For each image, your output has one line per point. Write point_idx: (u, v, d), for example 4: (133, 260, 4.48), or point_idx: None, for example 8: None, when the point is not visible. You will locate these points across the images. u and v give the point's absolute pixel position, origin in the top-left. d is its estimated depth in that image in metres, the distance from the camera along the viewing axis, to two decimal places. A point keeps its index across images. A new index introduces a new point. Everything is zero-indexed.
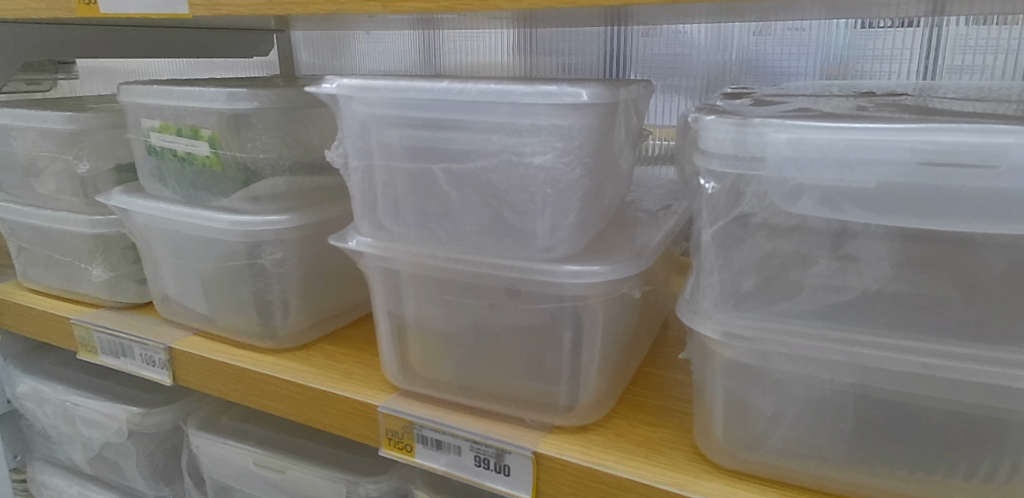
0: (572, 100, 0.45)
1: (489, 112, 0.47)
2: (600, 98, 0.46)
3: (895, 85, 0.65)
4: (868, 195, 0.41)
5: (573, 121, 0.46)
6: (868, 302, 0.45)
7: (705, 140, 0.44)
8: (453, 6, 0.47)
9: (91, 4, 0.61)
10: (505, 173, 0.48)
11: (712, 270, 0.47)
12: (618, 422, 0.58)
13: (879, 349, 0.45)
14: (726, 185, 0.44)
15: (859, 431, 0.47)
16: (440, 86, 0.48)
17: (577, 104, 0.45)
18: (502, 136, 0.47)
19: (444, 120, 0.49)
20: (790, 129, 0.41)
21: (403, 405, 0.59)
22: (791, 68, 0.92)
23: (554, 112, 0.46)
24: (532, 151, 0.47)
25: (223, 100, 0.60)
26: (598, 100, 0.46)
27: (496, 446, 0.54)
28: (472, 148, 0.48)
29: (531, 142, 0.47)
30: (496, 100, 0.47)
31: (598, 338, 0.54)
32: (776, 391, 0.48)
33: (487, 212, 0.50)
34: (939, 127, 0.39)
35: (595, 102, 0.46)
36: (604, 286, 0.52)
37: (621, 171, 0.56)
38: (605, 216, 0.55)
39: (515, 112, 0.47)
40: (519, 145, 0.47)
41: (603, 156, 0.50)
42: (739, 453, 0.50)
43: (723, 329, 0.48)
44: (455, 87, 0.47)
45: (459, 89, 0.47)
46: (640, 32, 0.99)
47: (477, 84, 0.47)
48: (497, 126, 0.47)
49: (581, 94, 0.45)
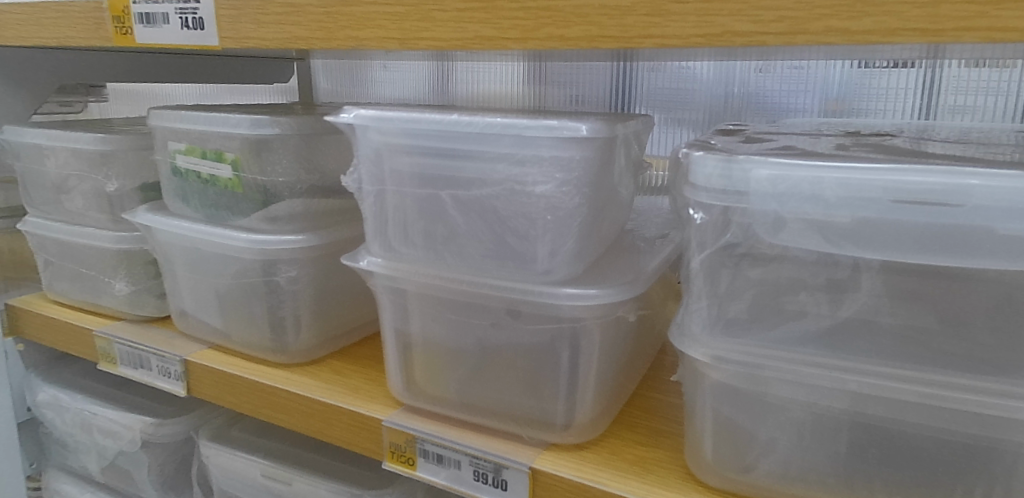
0: (572, 134, 0.48)
1: (495, 143, 0.51)
2: (599, 132, 0.49)
3: (887, 126, 0.68)
4: (846, 228, 0.44)
5: (573, 153, 0.49)
6: (849, 332, 0.47)
7: (694, 174, 0.47)
8: (464, 44, 0.51)
9: (128, 34, 0.65)
10: (508, 200, 0.51)
11: (701, 296, 0.50)
12: (613, 441, 0.60)
13: (859, 374, 0.47)
14: (714, 216, 0.47)
15: (841, 453, 0.49)
16: (450, 118, 0.51)
17: (577, 138, 0.49)
18: (507, 165, 0.51)
19: (451, 150, 0.52)
20: (772, 166, 0.44)
21: (407, 420, 0.62)
22: (791, 104, 0.95)
23: (555, 144, 0.49)
24: (534, 180, 0.50)
25: (247, 126, 0.64)
26: (597, 135, 0.49)
27: (495, 461, 0.57)
28: (478, 177, 0.52)
29: (533, 172, 0.50)
30: (500, 132, 0.50)
31: (595, 359, 0.57)
32: (763, 413, 0.51)
33: (491, 238, 0.53)
34: (910, 167, 0.41)
35: (593, 136, 0.49)
36: (600, 309, 0.55)
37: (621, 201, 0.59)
38: (605, 242, 0.59)
39: (518, 143, 0.50)
40: (522, 174, 0.50)
41: (602, 187, 0.53)
42: (726, 473, 0.53)
43: (711, 352, 0.51)
44: (464, 121, 0.51)
45: (468, 121, 0.51)
46: (645, 67, 1.03)
47: (484, 117, 0.51)
48: (502, 156, 0.51)
49: (580, 128, 0.48)
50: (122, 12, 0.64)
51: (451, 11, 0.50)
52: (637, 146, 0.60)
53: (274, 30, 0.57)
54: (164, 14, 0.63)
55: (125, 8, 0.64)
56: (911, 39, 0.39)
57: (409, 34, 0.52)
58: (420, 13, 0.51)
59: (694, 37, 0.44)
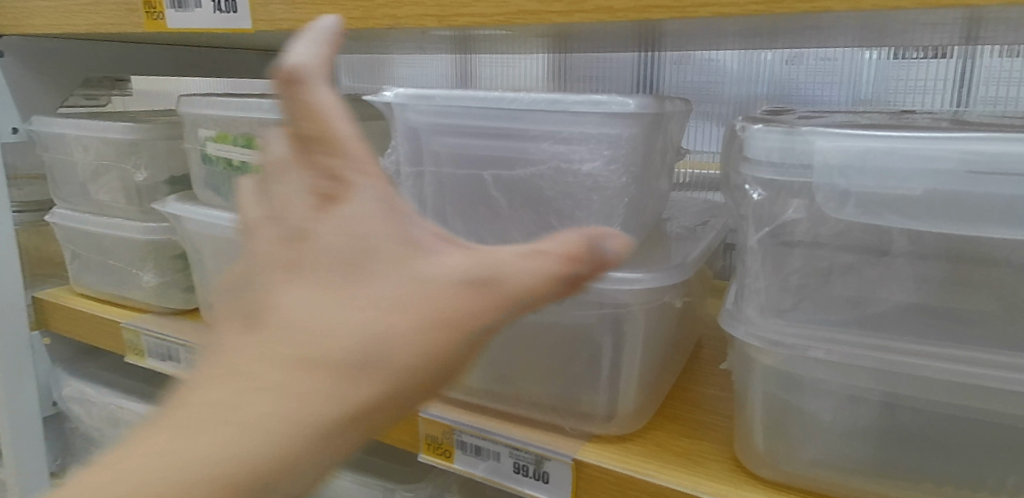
0: (621, 108, 0.47)
1: (540, 120, 0.49)
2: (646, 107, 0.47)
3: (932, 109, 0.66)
4: (915, 202, 0.41)
5: (620, 129, 0.47)
6: (904, 315, 0.46)
7: (751, 148, 0.45)
8: (506, 20, 0.49)
9: (158, 19, 0.63)
10: (553, 180, 0.50)
11: (756, 276, 0.48)
12: (657, 433, 0.58)
13: (921, 357, 0.45)
14: (771, 191, 0.45)
15: (902, 443, 0.47)
16: (493, 94, 0.49)
17: (625, 112, 0.47)
18: (552, 144, 0.49)
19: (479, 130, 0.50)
20: (837, 137, 0.42)
21: (444, 411, 0.60)
22: (823, 97, 0.93)
23: (603, 120, 0.47)
24: (581, 158, 0.49)
25: (279, 110, 0.62)
26: (646, 110, 0.47)
27: (536, 452, 0.55)
28: (521, 156, 0.50)
29: (580, 149, 0.49)
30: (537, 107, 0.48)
31: (639, 346, 0.56)
32: (819, 402, 0.49)
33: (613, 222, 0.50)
34: (983, 136, 0.39)
35: (642, 111, 0.47)
36: (646, 294, 0.54)
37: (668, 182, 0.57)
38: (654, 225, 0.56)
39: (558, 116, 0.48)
40: (569, 152, 0.49)
41: (651, 169, 0.52)
42: (780, 465, 0.51)
43: (766, 337, 0.48)
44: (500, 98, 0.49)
45: (511, 97, 0.49)
46: (672, 59, 1.01)
47: (529, 92, 0.49)
48: (547, 134, 0.49)
49: (628, 103, 0.46)
50: None
51: None
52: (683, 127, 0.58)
53: (309, 11, 0.56)
54: None
55: None
56: None
57: (449, 10, 0.51)
58: None
59: (751, 5, 0.42)
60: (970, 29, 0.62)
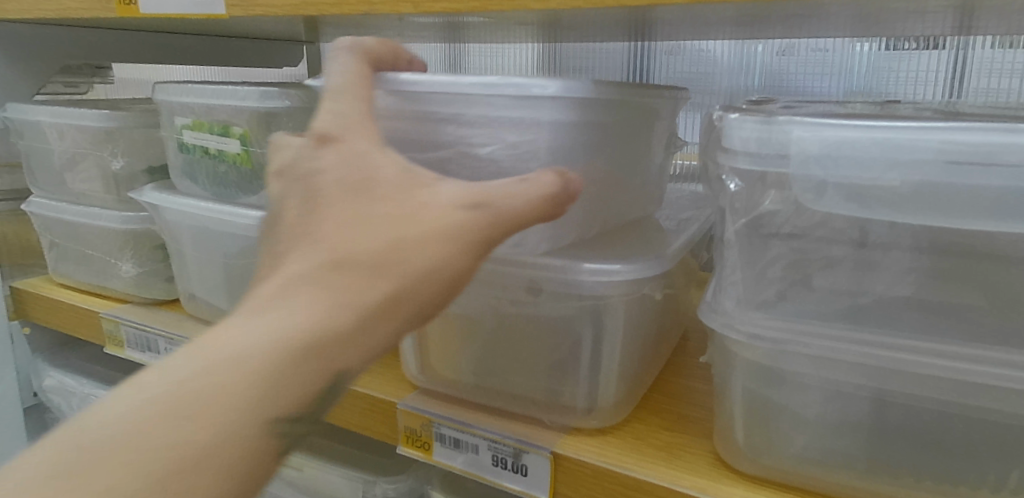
0: (540, 90, 0.47)
1: (451, 104, 0.49)
2: (571, 92, 0.47)
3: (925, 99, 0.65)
4: (890, 193, 0.41)
5: (539, 113, 0.48)
6: (885, 309, 0.46)
7: (729, 138, 0.44)
8: (482, 7, 0.48)
9: (131, 4, 0.61)
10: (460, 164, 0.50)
11: (735, 268, 0.47)
12: (637, 426, 0.58)
13: (903, 352, 0.44)
14: (749, 182, 0.44)
15: (881, 437, 0.46)
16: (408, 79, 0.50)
17: (545, 94, 0.47)
18: (459, 129, 0.49)
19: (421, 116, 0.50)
20: (814, 127, 0.41)
21: (423, 403, 0.60)
22: (815, 87, 0.92)
23: (516, 103, 0.47)
24: (485, 142, 0.49)
25: (257, 99, 0.62)
26: (569, 93, 0.47)
27: (514, 445, 0.55)
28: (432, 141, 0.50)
29: (481, 135, 0.49)
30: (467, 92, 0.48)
31: (618, 338, 0.55)
32: (800, 396, 0.48)
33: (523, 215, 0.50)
34: (963, 126, 0.38)
35: (564, 93, 0.47)
36: (626, 286, 0.53)
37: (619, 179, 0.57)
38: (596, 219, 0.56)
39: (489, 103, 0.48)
40: (474, 138, 0.49)
41: (589, 160, 0.51)
42: (759, 459, 0.50)
43: (745, 330, 0.47)
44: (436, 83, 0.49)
45: (425, 82, 0.49)
46: (662, 49, 1.00)
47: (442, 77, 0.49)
48: (454, 119, 0.49)
49: (550, 85, 0.46)
50: None
51: None
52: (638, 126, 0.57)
53: None
54: None
55: None
56: None
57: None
58: None
59: None
60: (958, 18, 0.61)
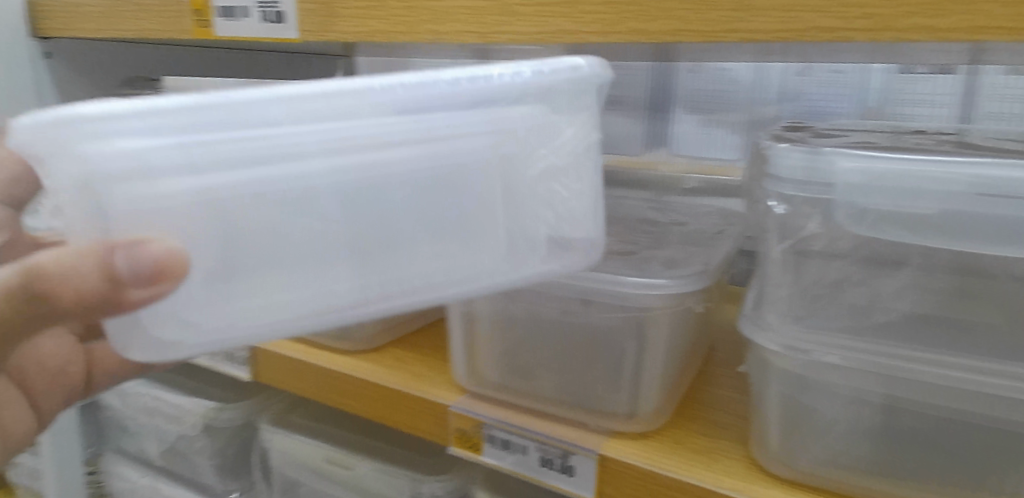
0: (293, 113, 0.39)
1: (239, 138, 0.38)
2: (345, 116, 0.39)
3: (933, 126, 0.67)
4: (925, 219, 0.45)
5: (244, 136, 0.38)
6: (902, 321, 0.51)
7: (777, 166, 0.48)
8: (543, 38, 0.51)
9: (208, 27, 0.66)
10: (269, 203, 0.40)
11: (778, 284, 0.51)
12: (676, 432, 0.61)
13: (931, 365, 0.48)
14: (796, 206, 0.48)
15: (910, 445, 0.50)
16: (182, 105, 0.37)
17: (297, 117, 0.39)
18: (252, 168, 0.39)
19: (127, 208, 0.37)
20: (858, 159, 0.45)
21: (472, 406, 0.63)
22: (832, 108, 0.95)
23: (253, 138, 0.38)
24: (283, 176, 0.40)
25: None
26: (299, 114, 0.39)
27: (562, 447, 0.58)
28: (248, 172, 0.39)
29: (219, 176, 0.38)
30: (185, 168, 0.38)
31: (661, 348, 0.59)
32: (835, 405, 0.52)
33: (271, 277, 0.41)
34: (993, 162, 0.43)
35: (282, 113, 0.38)
36: (671, 299, 0.57)
37: (453, 198, 0.45)
38: (423, 257, 0.45)
39: (216, 173, 0.39)
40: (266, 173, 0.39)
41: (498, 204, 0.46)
42: (795, 464, 0.53)
43: (785, 342, 0.51)
44: (155, 139, 0.37)
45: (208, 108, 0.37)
46: (686, 68, 1.05)
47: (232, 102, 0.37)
48: (233, 155, 0.38)
49: (289, 107, 0.39)
50: (202, 5, 0.65)
51: (532, 6, 0.51)
52: (511, 130, 0.46)
53: (355, 24, 0.58)
54: (245, 8, 0.64)
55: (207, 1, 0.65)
56: (997, 37, 0.39)
57: (489, 28, 0.53)
58: (501, 8, 0.52)
59: (777, 31, 0.44)
60: (973, 52, 0.65)
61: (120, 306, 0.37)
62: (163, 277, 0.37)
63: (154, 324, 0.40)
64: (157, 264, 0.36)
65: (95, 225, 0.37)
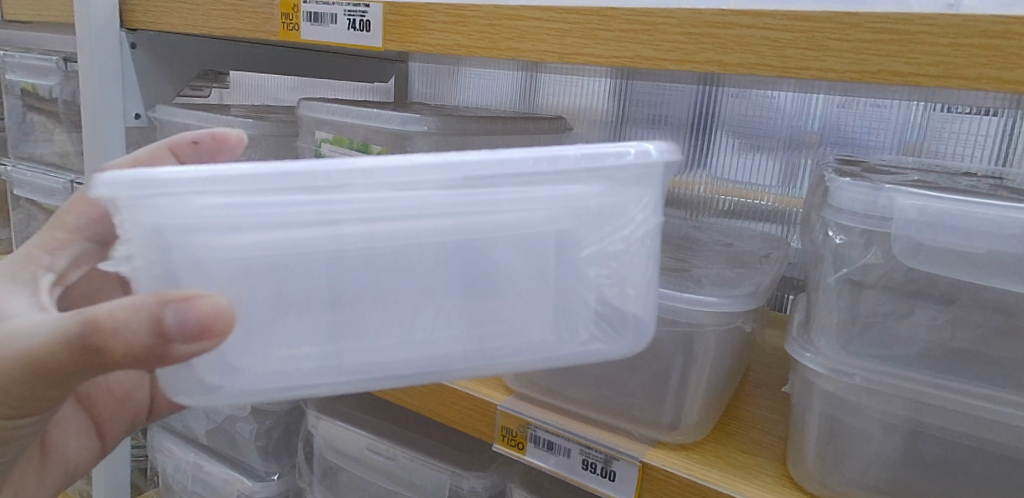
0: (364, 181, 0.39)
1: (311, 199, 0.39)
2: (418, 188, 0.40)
3: (972, 167, 0.69)
4: (980, 257, 0.47)
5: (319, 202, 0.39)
6: (955, 358, 0.51)
7: (839, 197, 0.51)
8: (621, 63, 0.54)
9: (294, 30, 0.70)
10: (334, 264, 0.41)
11: (831, 310, 0.54)
12: (716, 446, 0.63)
13: (978, 398, 0.50)
14: (855, 237, 0.51)
15: (950, 474, 0.52)
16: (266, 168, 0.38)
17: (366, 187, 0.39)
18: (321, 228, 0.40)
19: (179, 265, 0.39)
20: (918, 196, 0.47)
21: (520, 406, 0.66)
22: (869, 141, 0.97)
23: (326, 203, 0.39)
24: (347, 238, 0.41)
25: (397, 122, 0.70)
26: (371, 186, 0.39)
27: (606, 452, 0.61)
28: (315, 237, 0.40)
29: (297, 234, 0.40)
30: (243, 229, 0.39)
31: (708, 363, 0.62)
32: (877, 430, 0.54)
33: (319, 333, 0.42)
34: None
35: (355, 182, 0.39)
36: (722, 317, 0.60)
37: (497, 277, 0.44)
38: (466, 331, 0.44)
39: (261, 242, 0.40)
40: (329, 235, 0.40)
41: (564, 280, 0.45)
42: (833, 484, 0.55)
43: (833, 366, 0.54)
44: (207, 203, 0.38)
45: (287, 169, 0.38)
46: (730, 93, 1.05)
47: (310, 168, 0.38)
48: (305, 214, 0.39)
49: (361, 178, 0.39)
50: (292, 9, 0.69)
51: (614, 31, 0.54)
52: (559, 208, 0.44)
53: (438, 37, 0.62)
54: (333, 14, 0.68)
55: (295, 6, 0.69)
56: None
57: (570, 49, 0.56)
58: (583, 31, 0.55)
59: (848, 73, 0.46)
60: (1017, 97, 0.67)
61: (168, 358, 0.38)
62: (207, 335, 0.37)
63: (200, 367, 0.42)
64: (202, 321, 0.36)
65: (156, 276, 0.39)
